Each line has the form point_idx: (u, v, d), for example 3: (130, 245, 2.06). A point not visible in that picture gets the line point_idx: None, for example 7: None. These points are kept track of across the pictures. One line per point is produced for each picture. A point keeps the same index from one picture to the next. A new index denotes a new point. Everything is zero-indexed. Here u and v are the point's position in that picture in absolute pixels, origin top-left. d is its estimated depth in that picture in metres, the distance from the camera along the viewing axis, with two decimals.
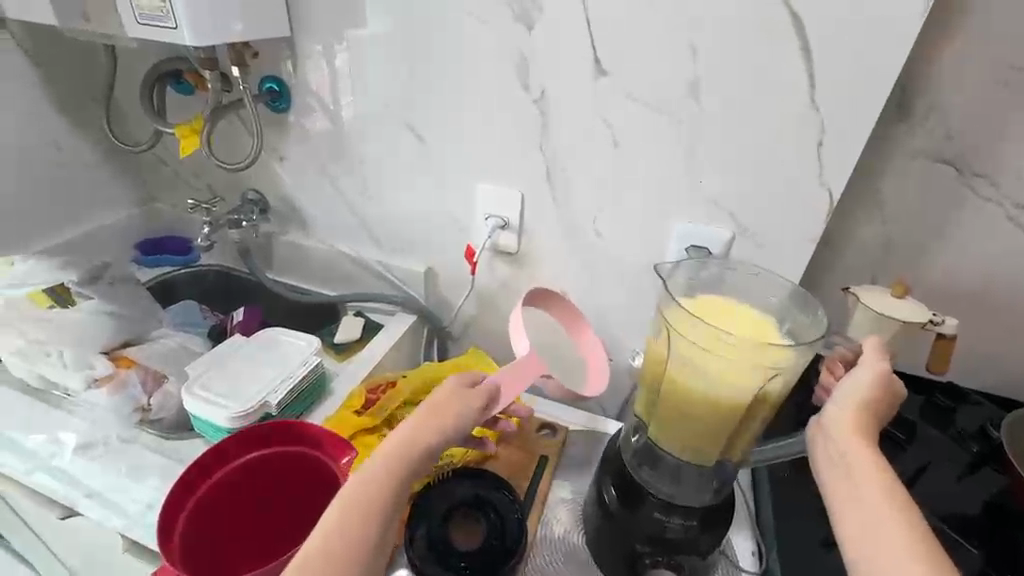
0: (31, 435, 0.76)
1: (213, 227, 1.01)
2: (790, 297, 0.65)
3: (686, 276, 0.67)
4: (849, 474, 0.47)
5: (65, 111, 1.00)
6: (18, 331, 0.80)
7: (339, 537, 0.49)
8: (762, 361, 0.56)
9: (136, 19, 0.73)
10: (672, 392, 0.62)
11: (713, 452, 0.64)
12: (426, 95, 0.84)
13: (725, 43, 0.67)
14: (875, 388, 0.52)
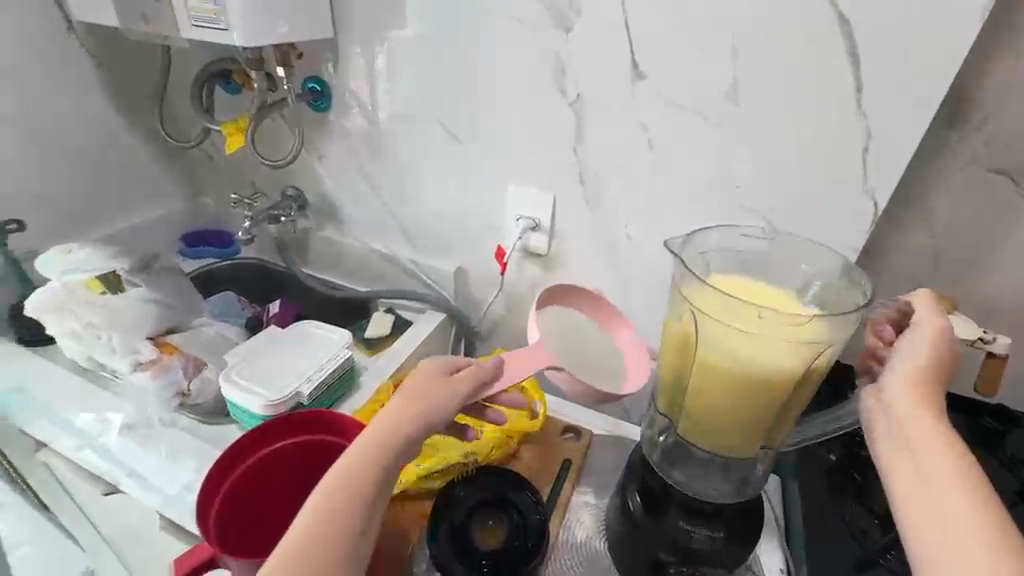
0: (82, 414, 0.81)
1: (254, 222, 1.04)
2: (824, 276, 0.64)
3: (710, 245, 0.67)
4: (911, 451, 0.46)
5: (121, 108, 1.06)
6: (73, 315, 0.84)
7: (332, 500, 0.49)
8: (803, 336, 0.55)
9: (191, 22, 0.76)
10: (706, 376, 0.60)
11: (753, 436, 0.62)
12: (462, 97, 0.85)
13: (768, 46, 0.66)
14: (932, 355, 0.50)
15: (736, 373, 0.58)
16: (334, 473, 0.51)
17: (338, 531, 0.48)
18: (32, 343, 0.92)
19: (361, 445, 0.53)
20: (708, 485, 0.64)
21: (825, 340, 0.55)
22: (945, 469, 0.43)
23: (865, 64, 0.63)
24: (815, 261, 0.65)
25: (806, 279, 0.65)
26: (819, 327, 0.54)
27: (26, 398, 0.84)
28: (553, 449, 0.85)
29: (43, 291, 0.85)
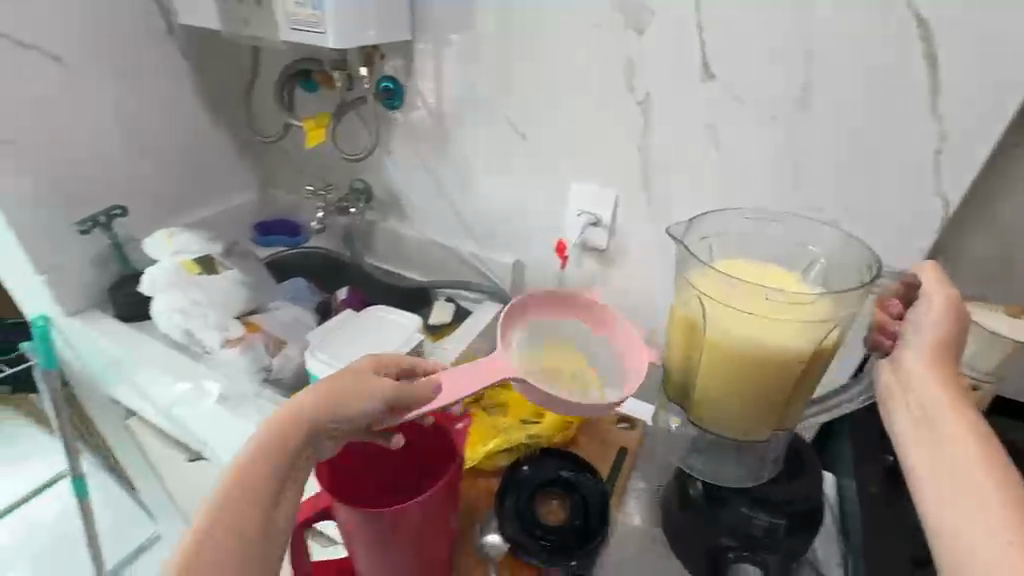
0: (182, 383, 0.91)
1: (325, 212, 1.15)
2: (829, 251, 0.66)
3: (711, 229, 0.69)
4: (925, 414, 0.46)
5: (208, 103, 1.14)
6: (174, 293, 0.91)
7: (266, 451, 0.44)
8: (809, 316, 0.56)
9: (290, 26, 0.83)
10: (714, 357, 0.61)
11: (762, 418, 0.63)
12: (530, 95, 0.89)
13: (842, 49, 0.67)
14: (943, 325, 0.50)
15: (745, 356, 0.58)
16: (255, 440, 0.45)
17: (255, 503, 0.43)
18: (131, 318, 1.01)
19: (298, 408, 0.47)
20: (729, 470, 0.68)
21: (830, 318, 0.57)
22: (958, 427, 0.43)
23: (943, 67, 0.64)
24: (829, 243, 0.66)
25: (812, 258, 0.67)
26: (823, 306, 0.56)
27: (134, 362, 0.96)
28: (610, 439, 0.89)
29: (149, 273, 0.92)
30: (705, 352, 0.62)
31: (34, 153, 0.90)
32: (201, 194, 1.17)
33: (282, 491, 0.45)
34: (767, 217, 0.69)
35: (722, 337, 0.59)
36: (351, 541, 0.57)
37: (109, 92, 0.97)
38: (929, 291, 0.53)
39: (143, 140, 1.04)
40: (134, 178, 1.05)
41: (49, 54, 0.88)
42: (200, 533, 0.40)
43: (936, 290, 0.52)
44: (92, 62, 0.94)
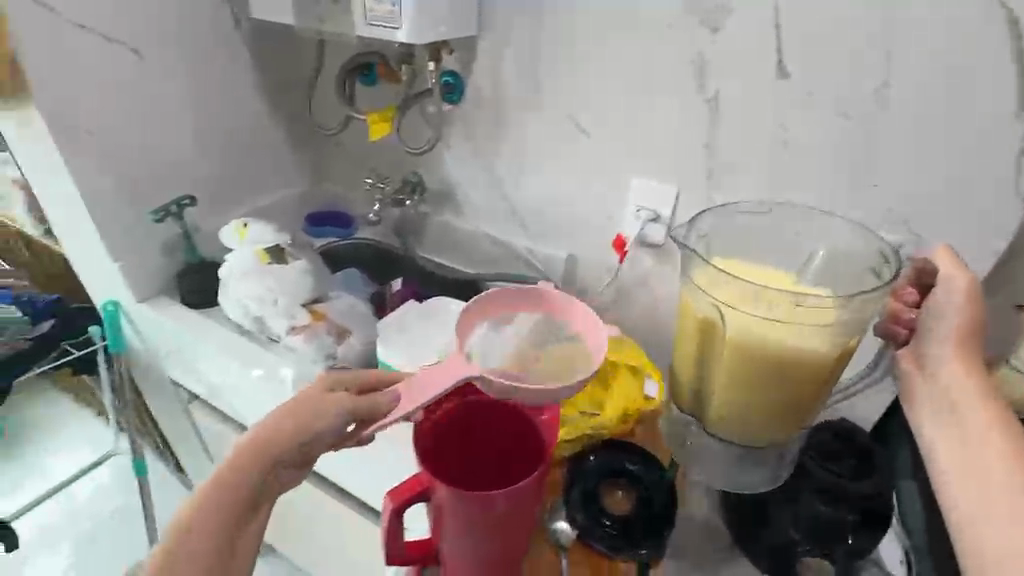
0: (254, 368, 0.94)
1: (382, 204, 1.19)
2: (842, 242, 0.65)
3: (710, 233, 0.67)
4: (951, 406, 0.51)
5: (267, 95, 1.16)
6: (247, 282, 0.95)
7: (263, 437, 0.53)
8: (837, 324, 0.55)
9: (365, 21, 0.87)
10: (728, 362, 0.58)
11: (773, 425, 0.61)
12: (593, 91, 0.90)
13: (923, 48, 0.67)
14: (964, 313, 0.53)
15: (769, 363, 0.56)
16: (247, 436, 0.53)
17: (229, 496, 0.50)
18: (198, 304, 1.06)
19: (269, 422, 0.54)
20: (750, 479, 0.67)
21: (852, 327, 0.56)
22: (985, 419, 0.49)
23: None
24: (844, 237, 0.65)
25: (810, 250, 0.68)
26: (848, 314, 0.54)
27: (202, 349, 1.00)
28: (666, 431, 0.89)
29: (227, 263, 0.98)
30: (724, 359, 0.59)
31: (113, 141, 0.96)
32: (258, 186, 1.21)
33: (258, 488, 0.52)
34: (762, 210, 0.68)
35: (746, 344, 0.56)
36: (442, 524, 0.61)
37: (180, 84, 1.02)
38: (945, 273, 0.55)
39: (208, 131, 1.08)
40: (199, 168, 1.09)
41: (128, 46, 0.93)
42: (192, 506, 0.50)
43: (952, 273, 0.55)
44: (167, 55, 0.99)
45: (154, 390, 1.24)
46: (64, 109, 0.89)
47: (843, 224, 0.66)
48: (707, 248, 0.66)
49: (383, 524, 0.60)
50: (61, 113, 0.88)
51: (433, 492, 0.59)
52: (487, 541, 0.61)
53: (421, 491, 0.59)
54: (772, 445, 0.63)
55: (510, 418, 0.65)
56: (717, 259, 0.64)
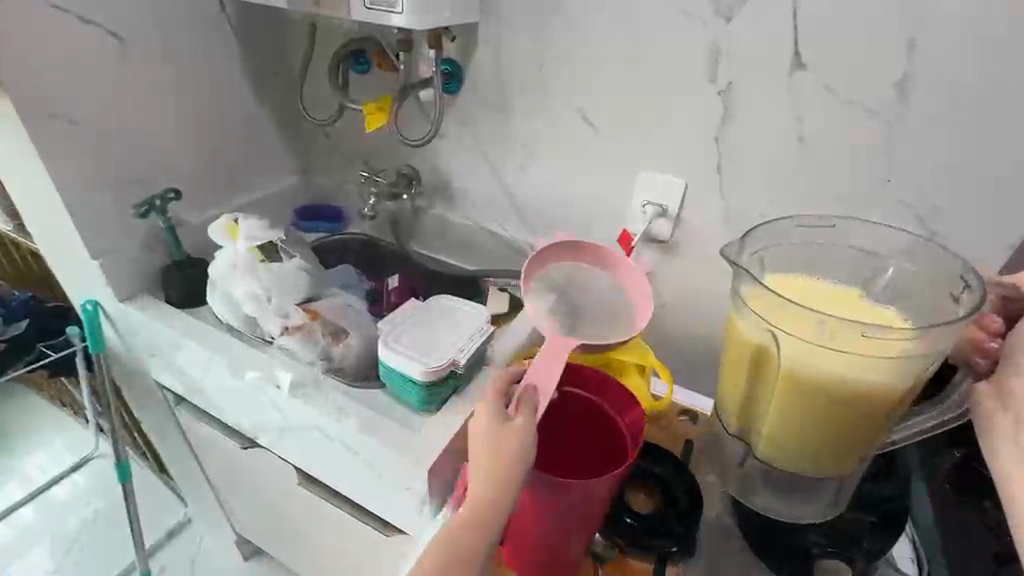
0: (249, 370, 0.89)
1: (378, 198, 1.11)
2: (907, 256, 0.63)
3: (767, 248, 0.65)
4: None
5: (255, 82, 1.11)
6: (246, 279, 0.92)
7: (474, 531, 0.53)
8: (907, 354, 0.51)
9: (364, 6, 0.82)
10: (789, 391, 0.56)
11: (836, 456, 0.59)
12: (601, 82, 0.87)
13: (948, 42, 0.65)
14: None
15: (829, 388, 0.54)
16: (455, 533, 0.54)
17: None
18: (182, 303, 1.01)
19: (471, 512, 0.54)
20: (800, 507, 0.65)
21: (926, 356, 0.52)
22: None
23: None
24: (853, 234, 0.65)
25: (879, 266, 0.64)
26: (922, 345, 0.51)
27: (189, 350, 0.96)
28: (677, 432, 0.84)
29: (216, 260, 0.94)
30: (779, 383, 0.57)
31: (93, 131, 0.91)
32: (245, 179, 1.15)
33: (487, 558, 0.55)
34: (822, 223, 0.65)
35: (804, 369, 0.55)
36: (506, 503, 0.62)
37: (162, 70, 0.97)
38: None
39: (193, 121, 1.03)
40: (184, 160, 1.04)
41: (107, 30, 0.88)
42: None
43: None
44: (148, 39, 0.93)
45: (136, 392, 1.19)
46: (39, 97, 0.84)
47: (869, 227, 0.65)
48: (762, 264, 0.64)
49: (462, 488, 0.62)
50: (37, 102, 0.83)
51: None
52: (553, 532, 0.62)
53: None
54: (836, 473, 0.61)
55: (598, 416, 0.67)
56: (769, 276, 0.61)
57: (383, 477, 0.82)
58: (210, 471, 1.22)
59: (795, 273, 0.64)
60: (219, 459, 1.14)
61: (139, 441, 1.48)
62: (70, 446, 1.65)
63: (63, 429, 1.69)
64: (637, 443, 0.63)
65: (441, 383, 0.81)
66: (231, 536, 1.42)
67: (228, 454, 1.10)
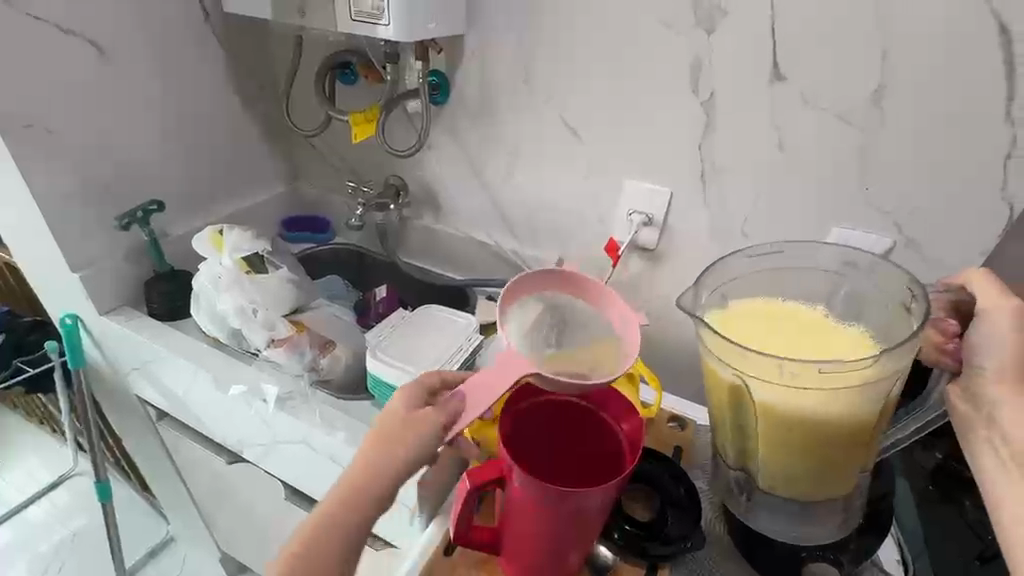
0: (232, 386, 0.88)
1: (365, 208, 1.09)
2: (858, 269, 0.63)
3: (723, 282, 0.65)
4: (1012, 446, 0.48)
5: (239, 92, 1.10)
6: (232, 293, 0.89)
7: (337, 508, 0.53)
8: (872, 378, 0.52)
9: (351, 18, 0.83)
10: (772, 430, 0.57)
11: (829, 483, 0.59)
12: (586, 92, 0.88)
13: (919, 54, 0.68)
14: (1009, 344, 0.51)
15: (805, 425, 0.55)
16: (322, 508, 0.54)
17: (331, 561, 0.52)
18: (165, 316, 0.99)
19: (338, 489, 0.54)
20: (815, 526, 0.63)
21: (891, 374, 0.53)
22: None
23: (1020, 72, 0.64)
24: (808, 256, 0.65)
25: (834, 282, 0.64)
26: (882, 366, 0.52)
27: (172, 364, 0.94)
28: (664, 438, 0.85)
29: (200, 273, 0.92)
30: (758, 424, 0.57)
31: (74, 143, 0.90)
32: (230, 190, 1.15)
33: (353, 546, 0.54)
34: (773, 249, 0.65)
35: (780, 409, 0.55)
36: (513, 511, 0.61)
37: (145, 82, 0.96)
38: (983, 305, 0.54)
39: (176, 131, 1.03)
40: (167, 171, 1.03)
41: (88, 40, 0.87)
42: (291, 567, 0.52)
43: (991, 304, 0.53)
44: (131, 51, 0.93)
45: (117, 408, 1.16)
46: (18, 108, 0.83)
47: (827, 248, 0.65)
48: (726, 298, 0.64)
49: (456, 498, 0.60)
50: (15, 113, 0.82)
51: (507, 480, 0.59)
52: (547, 542, 0.61)
53: (501, 473, 0.59)
54: (841, 495, 0.61)
55: (592, 428, 0.64)
56: (729, 314, 0.61)
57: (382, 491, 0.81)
58: (193, 487, 1.19)
59: (759, 298, 0.63)
60: (203, 474, 1.12)
61: (120, 458, 1.44)
62: (48, 463, 1.61)
63: (41, 446, 1.64)
64: (635, 450, 0.61)
65: None
66: (216, 554, 1.38)
67: (212, 469, 1.08)
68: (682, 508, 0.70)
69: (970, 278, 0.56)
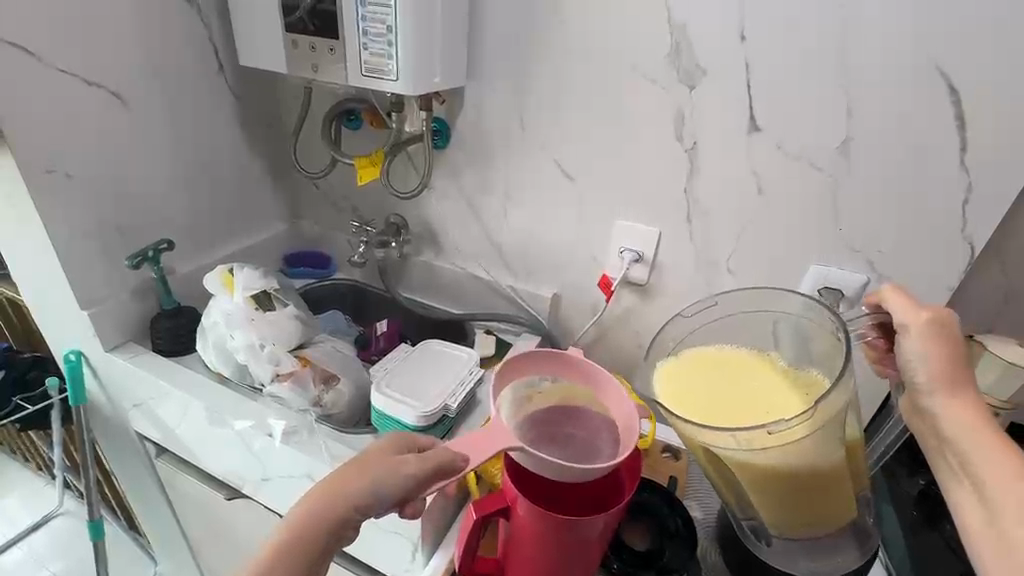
0: (239, 420, 0.90)
1: (367, 246, 1.14)
2: (804, 308, 0.63)
3: (677, 341, 0.68)
4: (960, 456, 0.49)
5: (249, 137, 1.17)
6: (239, 331, 0.92)
7: (319, 503, 0.54)
8: (821, 422, 0.55)
9: (362, 72, 0.89)
10: (752, 480, 0.58)
11: (825, 519, 0.61)
12: (578, 139, 0.94)
13: (881, 108, 0.74)
14: (930, 356, 0.53)
15: (780, 478, 0.57)
16: (304, 503, 0.55)
17: (300, 554, 0.53)
18: (171, 353, 1.02)
19: (320, 487, 0.56)
20: (833, 559, 0.64)
21: (840, 413, 0.56)
22: (998, 468, 0.45)
23: (971, 127, 0.71)
24: (748, 302, 0.68)
25: (777, 321, 0.66)
26: (828, 409, 0.54)
27: (177, 400, 0.96)
28: (658, 468, 0.87)
29: (209, 312, 0.96)
30: (741, 478, 0.59)
31: (90, 188, 0.93)
32: (235, 228, 1.19)
33: (320, 548, 0.54)
34: (708, 304, 0.68)
35: (750, 465, 0.56)
36: (517, 539, 0.63)
37: (160, 129, 1.01)
38: (897, 319, 0.57)
39: (186, 174, 1.07)
40: (176, 213, 1.07)
41: (111, 91, 0.92)
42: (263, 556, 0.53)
43: (905, 316, 0.56)
44: (149, 102, 0.98)
45: (117, 444, 1.17)
46: (42, 156, 0.86)
47: (766, 292, 0.67)
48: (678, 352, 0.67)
49: (462, 528, 0.63)
50: (35, 163, 0.86)
51: (513, 511, 0.62)
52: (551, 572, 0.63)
53: (507, 503, 0.62)
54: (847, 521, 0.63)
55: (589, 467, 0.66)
56: (677, 372, 0.62)
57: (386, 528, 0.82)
58: (188, 522, 1.18)
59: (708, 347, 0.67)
60: (199, 510, 1.12)
61: (111, 496, 1.43)
62: (33, 505, 1.57)
63: (25, 486, 1.62)
64: (634, 484, 0.63)
65: (435, 426, 0.83)
66: None
67: (208, 505, 1.08)
68: (678, 538, 0.72)
69: (884, 294, 0.59)
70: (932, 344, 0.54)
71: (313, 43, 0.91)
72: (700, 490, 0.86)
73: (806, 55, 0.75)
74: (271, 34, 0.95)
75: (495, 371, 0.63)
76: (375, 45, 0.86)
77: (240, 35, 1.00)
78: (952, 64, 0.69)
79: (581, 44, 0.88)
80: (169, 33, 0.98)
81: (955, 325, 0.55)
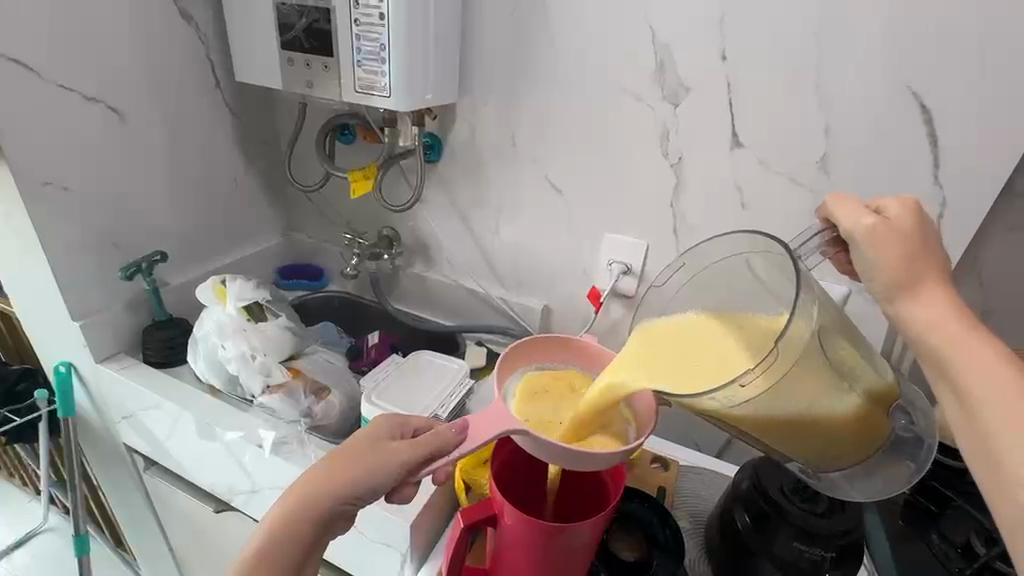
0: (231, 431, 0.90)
1: (360, 259, 1.15)
2: (753, 245, 0.57)
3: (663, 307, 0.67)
4: (943, 365, 0.45)
5: (244, 151, 1.18)
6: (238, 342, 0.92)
7: (311, 487, 0.55)
8: (791, 360, 0.49)
9: (354, 87, 0.91)
10: (763, 430, 0.54)
11: (847, 456, 0.57)
12: (567, 158, 0.97)
13: (860, 125, 0.77)
14: (891, 262, 0.50)
15: (782, 422, 0.52)
16: (297, 487, 0.56)
17: (294, 536, 0.54)
18: (159, 364, 1.02)
19: (313, 473, 0.56)
20: (819, 550, 0.65)
21: (813, 341, 0.50)
22: (984, 372, 0.42)
23: (942, 143, 0.74)
24: (711, 254, 0.62)
25: (744, 263, 0.59)
26: (789, 350, 0.49)
27: (167, 412, 0.96)
28: (645, 479, 0.86)
29: (202, 323, 0.96)
30: (747, 428, 0.55)
31: (87, 201, 0.94)
32: (229, 240, 1.20)
33: (313, 531, 0.55)
34: (678, 266, 0.66)
35: (749, 416, 0.52)
36: (504, 547, 0.63)
37: (156, 143, 1.02)
38: (843, 230, 0.54)
39: (181, 189, 1.08)
40: (171, 224, 1.08)
41: (108, 106, 0.93)
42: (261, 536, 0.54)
43: (850, 225, 0.54)
44: (146, 114, 0.99)
45: (106, 457, 1.16)
46: (38, 169, 0.87)
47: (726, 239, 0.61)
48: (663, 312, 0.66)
49: (449, 538, 0.63)
50: (34, 171, 0.87)
51: (497, 515, 0.62)
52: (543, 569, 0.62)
53: (490, 511, 0.63)
54: (886, 438, 0.58)
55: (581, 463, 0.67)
56: (644, 341, 0.61)
57: (372, 536, 0.81)
58: (174, 537, 1.17)
59: (689, 312, 0.63)
60: (187, 524, 1.11)
61: (98, 511, 1.41)
62: (17, 520, 1.55)
63: (12, 502, 1.59)
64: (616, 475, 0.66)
65: None
66: None
67: (196, 518, 1.07)
68: (666, 548, 0.72)
69: (828, 208, 0.57)
70: (882, 247, 0.51)
71: (308, 60, 0.94)
72: (688, 500, 0.87)
73: (785, 76, 0.78)
74: (267, 49, 0.97)
75: (498, 363, 0.65)
76: (369, 62, 0.88)
77: (236, 53, 1.02)
78: (922, 84, 0.72)
79: (571, 63, 0.90)
80: (166, 49, 0.99)
81: (902, 224, 0.53)
